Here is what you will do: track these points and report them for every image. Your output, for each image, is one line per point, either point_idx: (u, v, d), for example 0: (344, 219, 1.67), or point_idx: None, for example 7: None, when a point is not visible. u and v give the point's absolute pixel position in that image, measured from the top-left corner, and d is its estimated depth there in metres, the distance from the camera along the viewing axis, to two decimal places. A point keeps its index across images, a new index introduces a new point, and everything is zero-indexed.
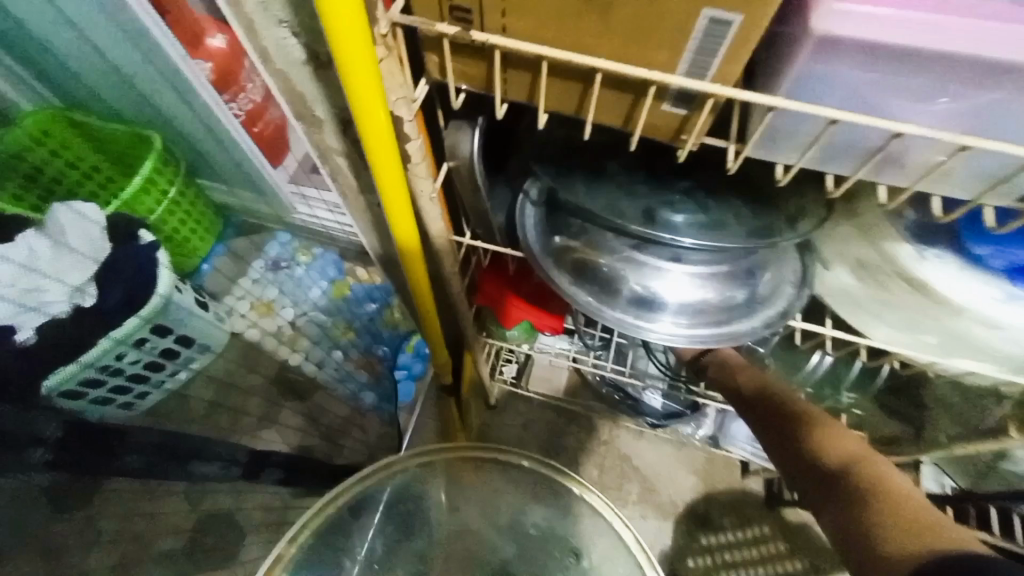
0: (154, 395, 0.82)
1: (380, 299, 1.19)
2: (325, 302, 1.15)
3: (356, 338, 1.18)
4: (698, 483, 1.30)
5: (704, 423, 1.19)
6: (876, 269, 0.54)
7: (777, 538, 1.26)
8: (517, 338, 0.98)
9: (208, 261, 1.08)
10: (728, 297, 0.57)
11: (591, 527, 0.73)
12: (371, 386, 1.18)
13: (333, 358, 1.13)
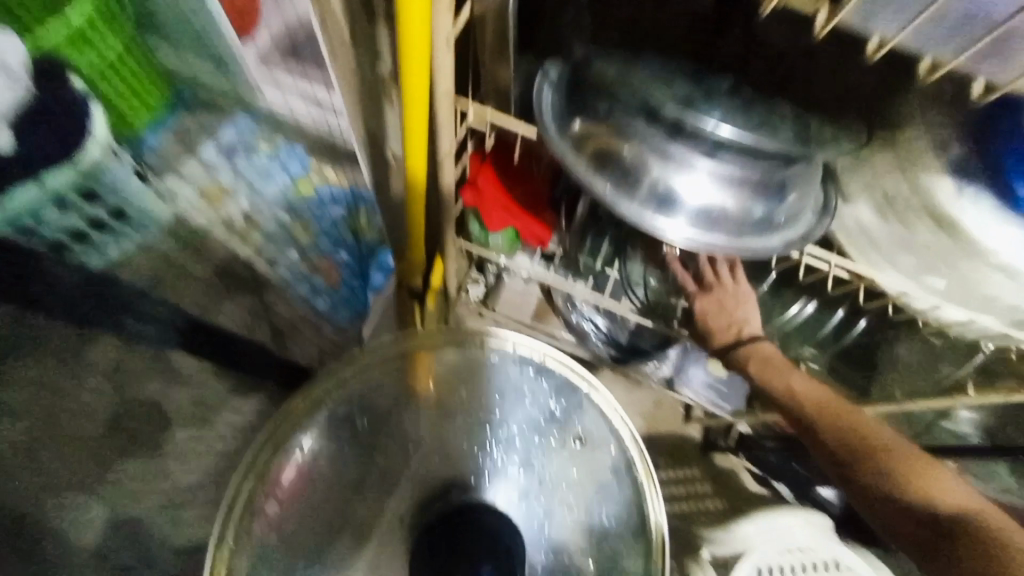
0: (114, 250, 0.72)
1: (347, 200, 0.77)
2: (279, 196, 0.73)
3: (313, 241, 0.81)
4: (642, 423, 1.36)
5: (666, 362, 1.16)
6: (905, 205, 0.52)
7: (704, 480, 1.35)
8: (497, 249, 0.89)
9: (153, 132, 0.62)
10: (748, 209, 0.52)
11: (592, 416, 0.64)
12: (328, 296, 0.86)
13: (279, 260, 0.80)
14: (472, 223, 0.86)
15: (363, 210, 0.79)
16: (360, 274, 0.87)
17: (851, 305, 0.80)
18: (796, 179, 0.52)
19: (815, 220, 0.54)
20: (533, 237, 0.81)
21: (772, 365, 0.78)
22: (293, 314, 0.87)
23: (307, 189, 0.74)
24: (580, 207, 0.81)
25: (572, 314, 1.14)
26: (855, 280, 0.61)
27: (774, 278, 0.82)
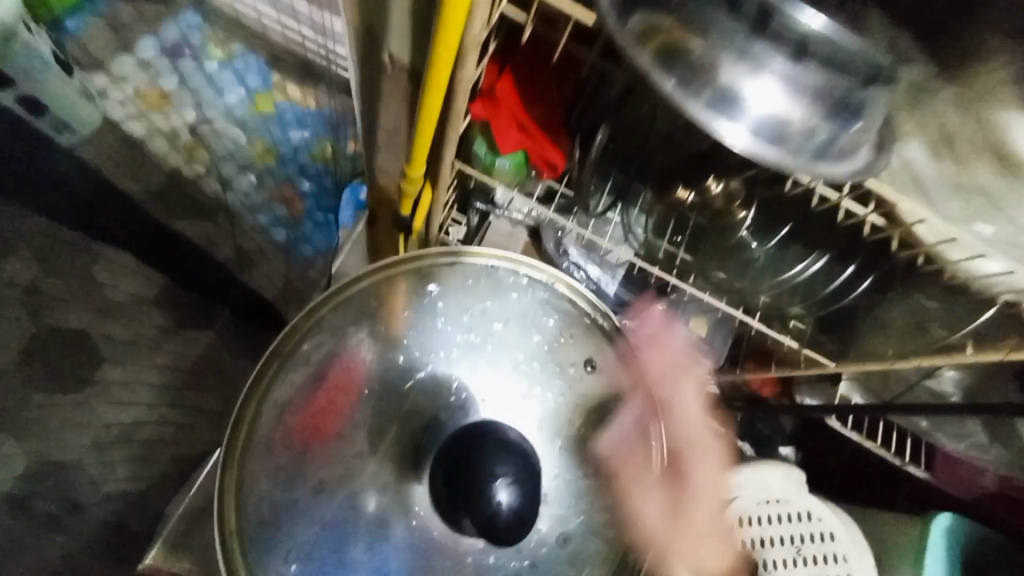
0: (71, 137, 0.89)
1: (316, 126, 0.98)
2: (240, 114, 0.94)
3: (278, 165, 0.99)
4: None
5: None
6: (964, 141, 0.50)
7: None
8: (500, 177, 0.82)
9: (74, 18, 0.83)
10: (814, 130, 0.45)
11: (596, 343, 0.62)
12: (288, 228, 1.00)
13: (242, 187, 0.97)
14: (478, 147, 0.77)
15: (331, 140, 1.00)
16: (331, 206, 1.04)
17: (861, 263, 0.80)
18: (866, 104, 0.45)
19: (871, 161, 0.48)
20: (546, 166, 0.77)
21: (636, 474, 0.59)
22: (257, 245, 0.99)
23: (265, 106, 0.95)
24: (598, 141, 0.77)
25: (561, 260, 1.08)
26: (890, 228, 0.60)
27: (785, 232, 0.82)
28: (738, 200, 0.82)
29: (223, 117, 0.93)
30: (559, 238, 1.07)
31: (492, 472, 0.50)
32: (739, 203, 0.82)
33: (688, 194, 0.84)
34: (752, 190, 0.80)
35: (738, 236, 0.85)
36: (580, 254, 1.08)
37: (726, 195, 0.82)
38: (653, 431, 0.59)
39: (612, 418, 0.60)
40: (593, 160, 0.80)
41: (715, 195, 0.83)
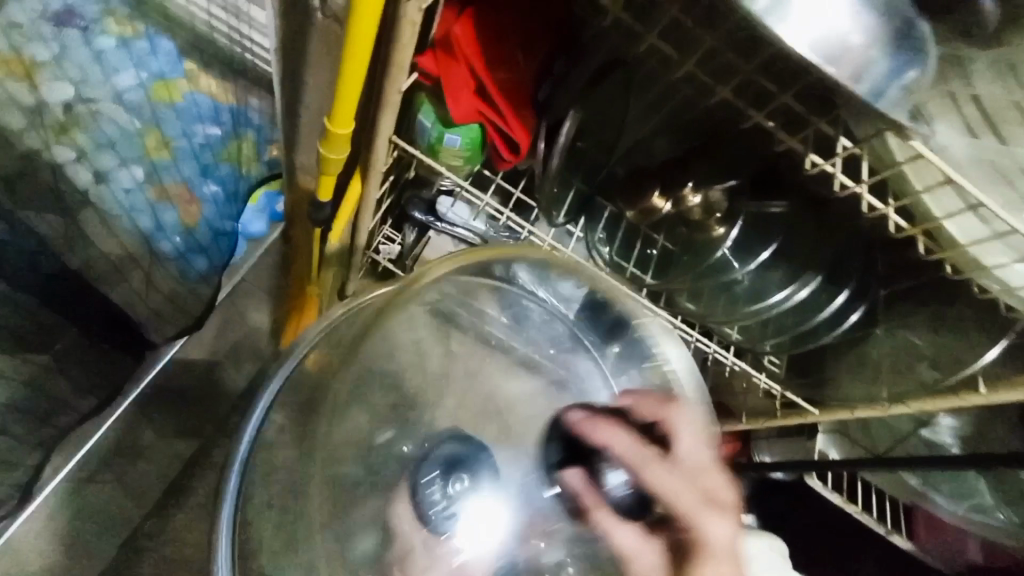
0: None
1: (230, 124, 0.93)
2: (135, 99, 0.84)
3: (172, 161, 0.88)
4: None
5: None
6: (1004, 115, 0.48)
7: None
8: (453, 160, 0.68)
9: None
10: (873, 61, 0.38)
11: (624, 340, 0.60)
12: (178, 236, 0.89)
13: (125, 180, 0.84)
14: (423, 116, 0.64)
15: (248, 141, 0.95)
16: (233, 213, 0.95)
17: (851, 290, 0.73)
18: (920, 49, 0.40)
19: (908, 119, 0.42)
20: (505, 148, 0.64)
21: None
22: (137, 248, 0.86)
23: (166, 95, 0.86)
24: (566, 130, 0.64)
25: None
26: (912, 229, 0.52)
27: (769, 252, 0.74)
28: (717, 213, 0.74)
29: (106, 99, 0.82)
30: None
31: (598, 461, 0.47)
32: (718, 217, 0.74)
33: (664, 204, 0.74)
34: (734, 205, 0.73)
35: (718, 253, 0.75)
36: None
37: (704, 207, 0.73)
38: (728, 514, 0.46)
39: (683, 496, 0.45)
40: (556, 156, 0.65)
41: (693, 209, 0.74)
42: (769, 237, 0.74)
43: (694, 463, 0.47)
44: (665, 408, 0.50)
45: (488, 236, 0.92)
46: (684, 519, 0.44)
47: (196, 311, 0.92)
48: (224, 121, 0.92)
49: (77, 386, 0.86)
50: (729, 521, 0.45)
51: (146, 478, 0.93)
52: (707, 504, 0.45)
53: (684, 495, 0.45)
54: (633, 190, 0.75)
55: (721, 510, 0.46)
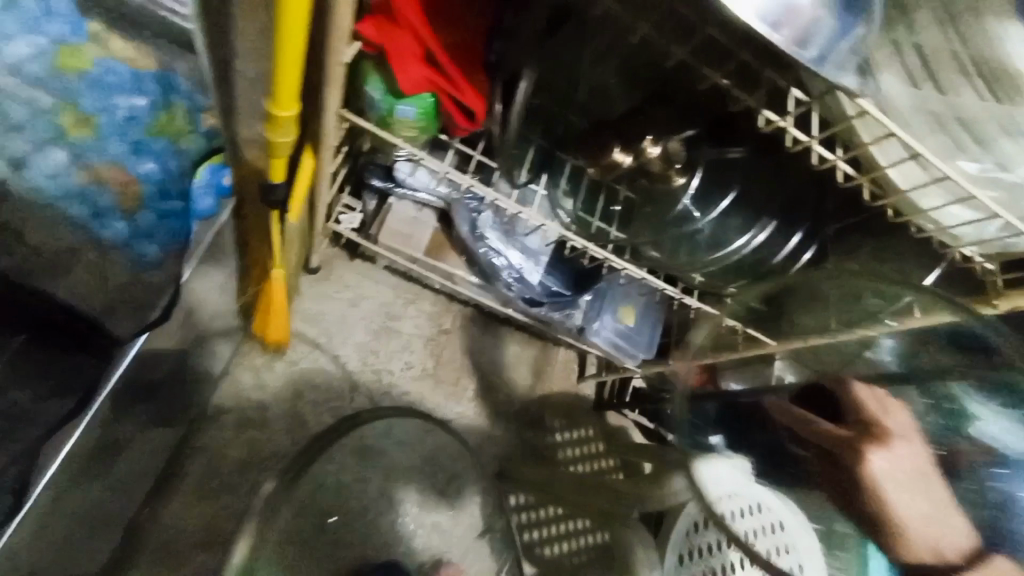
0: None
1: (158, 93, 0.85)
2: (35, 74, 0.81)
3: (97, 139, 0.82)
4: (536, 383, 1.29)
5: (577, 311, 1.00)
6: (942, 65, 0.55)
7: (597, 440, 1.29)
8: (408, 131, 0.68)
9: None
10: (820, 22, 0.41)
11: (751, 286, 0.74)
12: (120, 221, 0.81)
13: (49, 163, 0.79)
14: (372, 89, 0.63)
15: (180, 110, 0.86)
16: (178, 192, 0.85)
17: (806, 230, 0.77)
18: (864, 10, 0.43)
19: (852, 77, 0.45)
20: (460, 115, 0.64)
21: (907, 486, 0.54)
22: (70, 240, 0.77)
23: (71, 60, 0.82)
24: (522, 90, 0.61)
25: (478, 245, 0.93)
26: (860, 176, 0.61)
27: (727, 200, 0.77)
28: (677, 164, 0.73)
29: (11, 77, 0.80)
30: (473, 220, 0.93)
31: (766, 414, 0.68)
32: (678, 167, 0.74)
33: (625, 158, 0.72)
34: (694, 154, 0.73)
35: (680, 205, 0.78)
36: (498, 237, 0.94)
37: (664, 158, 0.72)
38: (896, 440, 0.57)
39: (839, 433, 0.60)
40: (515, 118, 0.63)
41: (653, 160, 0.72)
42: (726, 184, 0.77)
43: (890, 414, 0.60)
44: (853, 383, 0.64)
45: (452, 198, 0.92)
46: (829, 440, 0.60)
47: (154, 302, 0.79)
48: (139, 87, 0.84)
49: (31, 396, 0.69)
50: (882, 445, 0.57)
51: (136, 470, 0.93)
52: (859, 436, 0.58)
53: (844, 433, 0.60)
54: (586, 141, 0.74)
55: (885, 437, 0.57)
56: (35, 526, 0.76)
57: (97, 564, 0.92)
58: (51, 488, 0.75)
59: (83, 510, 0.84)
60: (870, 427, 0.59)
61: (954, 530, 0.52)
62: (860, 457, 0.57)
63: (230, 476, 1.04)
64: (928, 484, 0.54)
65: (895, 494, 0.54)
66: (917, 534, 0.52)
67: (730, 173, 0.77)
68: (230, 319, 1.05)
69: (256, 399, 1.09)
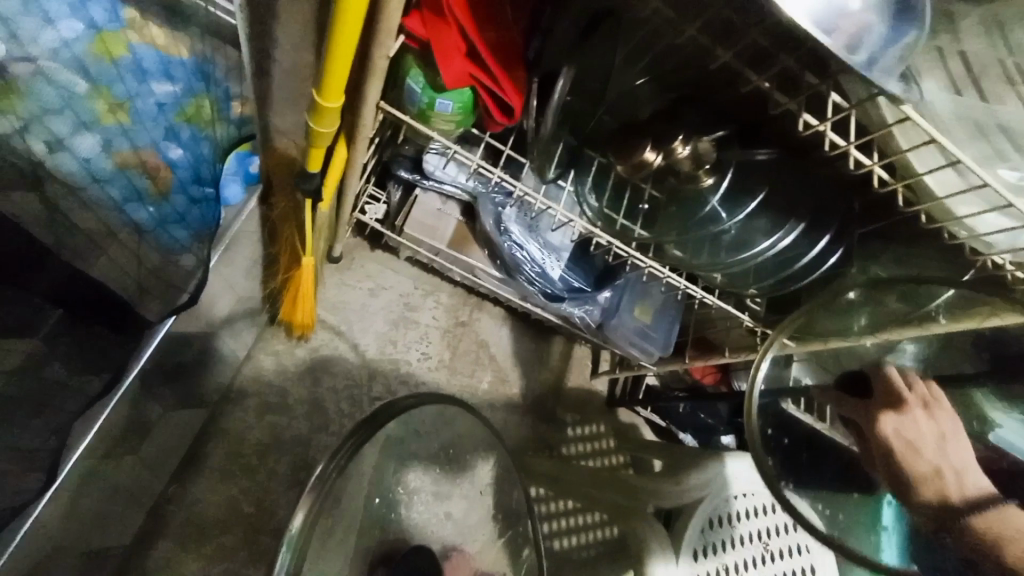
0: None
1: (189, 82, 0.86)
2: (73, 59, 0.77)
3: (131, 124, 0.80)
4: (550, 377, 1.30)
5: (596, 306, 1.02)
6: (988, 74, 0.57)
7: (608, 436, 1.31)
8: (445, 123, 0.69)
9: None
10: (870, 28, 0.43)
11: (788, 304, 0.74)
12: (150, 205, 0.80)
13: (82, 147, 0.75)
14: (412, 81, 0.65)
15: (213, 98, 0.89)
16: (212, 176, 0.86)
17: (833, 233, 0.77)
18: (911, 19, 0.45)
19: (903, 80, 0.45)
20: (498, 110, 0.67)
21: (917, 443, 0.62)
22: (95, 224, 0.75)
23: (109, 47, 0.80)
24: (560, 86, 0.65)
25: (502, 239, 0.94)
26: (895, 181, 0.66)
27: (754, 204, 0.78)
28: (706, 164, 0.73)
29: (45, 58, 0.75)
30: (498, 214, 0.94)
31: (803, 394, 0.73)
32: (707, 168, 0.74)
33: (655, 157, 0.72)
34: (723, 154, 0.74)
35: (708, 207, 0.78)
36: (521, 231, 0.95)
37: (693, 158, 0.72)
38: (914, 407, 0.65)
39: (861, 405, 0.68)
40: (551, 113, 0.67)
41: (682, 160, 0.72)
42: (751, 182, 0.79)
43: (912, 388, 0.68)
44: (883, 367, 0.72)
45: (478, 192, 0.93)
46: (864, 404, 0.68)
47: (185, 285, 0.82)
48: (176, 76, 0.85)
49: (66, 370, 0.71)
50: (896, 411, 0.65)
51: (164, 448, 0.96)
52: (876, 405, 0.67)
53: (867, 405, 0.68)
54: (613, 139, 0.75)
55: (901, 405, 0.65)
56: (72, 495, 0.78)
57: (123, 538, 0.94)
58: (87, 460, 0.78)
59: (115, 484, 0.86)
60: (890, 398, 0.67)
61: (969, 475, 0.60)
62: (875, 423, 0.66)
63: (251, 457, 1.07)
64: (941, 442, 0.62)
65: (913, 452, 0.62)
66: (926, 477, 0.61)
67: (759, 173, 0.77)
68: (254, 304, 1.06)
69: (277, 384, 1.11)
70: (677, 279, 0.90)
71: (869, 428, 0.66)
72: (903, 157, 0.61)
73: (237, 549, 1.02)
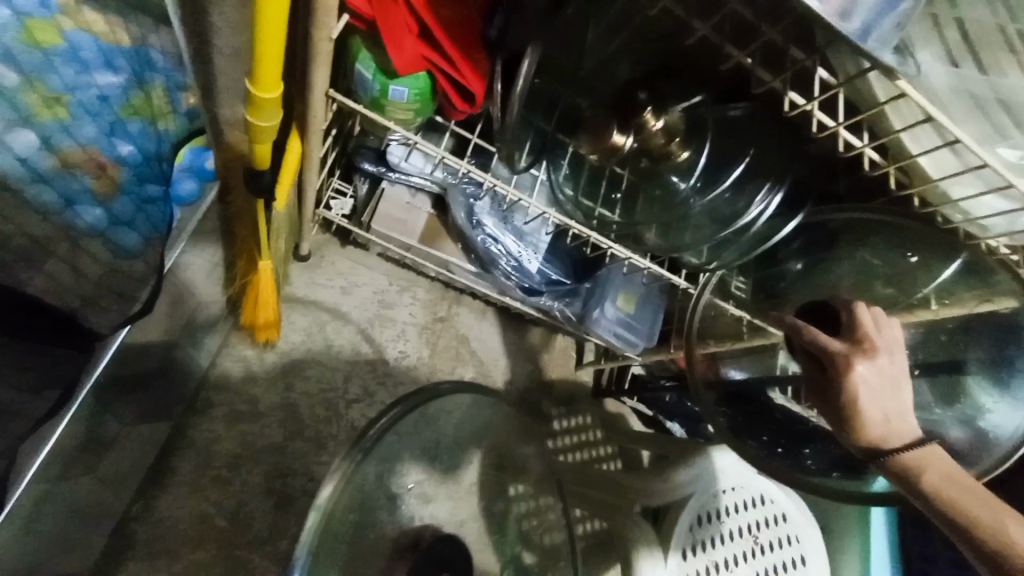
0: None
1: (131, 70, 0.77)
2: (1, 50, 0.68)
3: (68, 120, 0.72)
4: (533, 371, 1.27)
5: (575, 297, 0.98)
6: (988, 42, 0.55)
7: (594, 427, 1.28)
8: (401, 112, 0.64)
9: None
10: None
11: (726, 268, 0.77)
12: (99, 205, 0.72)
13: (18, 145, 0.68)
14: (362, 65, 0.60)
15: (157, 90, 0.79)
16: (158, 176, 0.78)
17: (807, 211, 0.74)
18: None
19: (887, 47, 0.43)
20: (459, 97, 0.62)
21: (874, 393, 0.62)
22: (45, 229, 0.68)
23: (41, 34, 0.71)
24: (525, 68, 0.57)
25: (475, 233, 0.89)
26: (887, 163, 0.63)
27: (738, 172, 0.73)
28: (677, 137, 0.71)
29: None
30: (470, 206, 0.89)
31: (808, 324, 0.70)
32: (678, 141, 0.71)
33: (624, 141, 0.69)
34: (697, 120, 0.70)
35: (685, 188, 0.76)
36: (495, 224, 0.90)
37: (665, 131, 0.69)
38: (881, 354, 0.63)
39: (833, 346, 0.63)
40: (514, 102, 0.59)
41: (656, 135, 0.69)
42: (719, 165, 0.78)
43: (881, 331, 0.65)
44: (854, 304, 0.67)
45: (448, 182, 0.87)
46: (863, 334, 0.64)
47: (138, 293, 0.72)
48: (116, 65, 0.75)
49: (11, 391, 0.62)
50: (867, 357, 0.62)
51: (125, 465, 0.90)
52: (849, 349, 0.62)
53: (835, 345, 0.63)
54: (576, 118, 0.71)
55: (870, 351, 0.63)
56: (24, 524, 0.71)
57: (87, 562, 0.90)
58: (40, 484, 0.71)
59: (70, 509, 0.80)
60: (859, 342, 0.64)
61: (896, 425, 0.62)
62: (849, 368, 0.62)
63: (222, 469, 1.02)
64: (894, 390, 0.63)
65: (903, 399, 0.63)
66: (874, 430, 0.61)
67: (740, 150, 0.73)
68: (216, 310, 1.00)
69: (246, 391, 1.06)
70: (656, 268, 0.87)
71: (843, 370, 0.62)
72: (896, 137, 0.58)
73: (212, 565, 0.98)
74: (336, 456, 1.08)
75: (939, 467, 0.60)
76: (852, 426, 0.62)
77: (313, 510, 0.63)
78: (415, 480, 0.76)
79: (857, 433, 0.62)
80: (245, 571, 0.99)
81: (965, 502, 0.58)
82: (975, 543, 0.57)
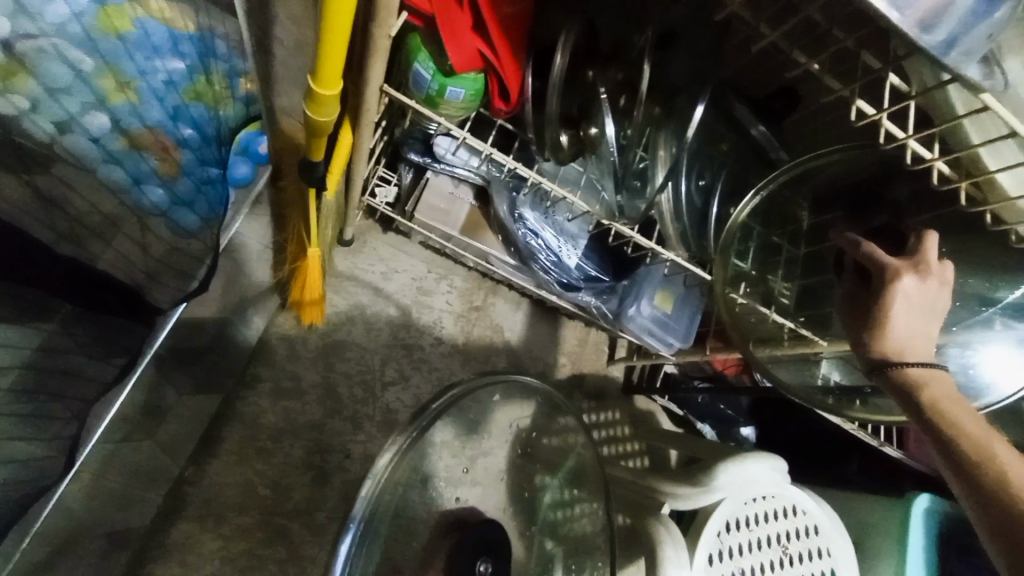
0: None
1: (196, 56, 0.78)
2: (82, 36, 0.66)
3: (139, 105, 0.72)
4: (567, 363, 1.28)
5: (610, 293, 0.97)
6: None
7: (624, 423, 1.28)
8: (452, 110, 0.66)
9: None
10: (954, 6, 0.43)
11: (726, 212, 0.81)
12: (161, 186, 0.75)
13: (92, 128, 0.68)
14: (422, 65, 0.61)
15: (218, 76, 0.82)
16: (216, 158, 0.82)
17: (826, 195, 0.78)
18: None
19: (970, 70, 0.46)
20: (497, 94, 0.63)
21: (910, 311, 0.62)
22: (115, 206, 0.70)
23: (115, 21, 0.69)
24: (557, 62, 0.61)
25: (516, 226, 0.91)
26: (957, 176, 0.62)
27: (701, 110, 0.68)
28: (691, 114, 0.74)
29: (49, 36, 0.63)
30: (513, 199, 0.90)
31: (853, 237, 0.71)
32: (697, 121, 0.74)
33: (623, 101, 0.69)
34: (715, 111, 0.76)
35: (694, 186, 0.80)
36: (536, 217, 0.91)
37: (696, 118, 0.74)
38: (932, 278, 0.62)
39: (886, 258, 0.63)
40: (554, 91, 0.61)
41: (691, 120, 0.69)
42: (766, 165, 0.79)
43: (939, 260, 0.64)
44: (925, 231, 0.65)
45: (491, 176, 0.88)
46: (920, 254, 0.64)
47: (195, 271, 0.79)
48: (185, 53, 0.77)
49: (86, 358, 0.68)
50: (917, 273, 0.62)
51: (178, 432, 0.95)
52: (902, 263, 0.63)
53: (889, 258, 0.64)
54: (585, 110, 0.67)
55: (924, 271, 0.63)
56: (89, 480, 0.77)
57: (145, 519, 0.96)
58: (105, 444, 0.77)
59: (130, 469, 0.85)
60: (915, 262, 0.63)
61: (915, 346, 0.63)
62: (896, 279, 0.62)
63: (266, 440, 1.07)
64: (931, 314, 0.63)
65: (931, 326, 0.64)
66: (894, 342, 0.62)
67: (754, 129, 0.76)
68: (265, 289, 1.05)
69: (290, 368, 1.11)
70: (703, 274, 0.86)
71: (889, 279, 0.62)
72: (977, 150, 0.57)
73: (255, 529, 1.04)
74: (371, 436, 1.13)
75: (947, 394, 0.61)
76: (872, 333, 0.63)
77: (370, 471, 0.68)
78: (460, 471, 0.78)
79: (877, 342, 0.63)
80: (284, 538, 1.05)
81: (968, 432, 0.58)
82: (965, 467, 0.57)
